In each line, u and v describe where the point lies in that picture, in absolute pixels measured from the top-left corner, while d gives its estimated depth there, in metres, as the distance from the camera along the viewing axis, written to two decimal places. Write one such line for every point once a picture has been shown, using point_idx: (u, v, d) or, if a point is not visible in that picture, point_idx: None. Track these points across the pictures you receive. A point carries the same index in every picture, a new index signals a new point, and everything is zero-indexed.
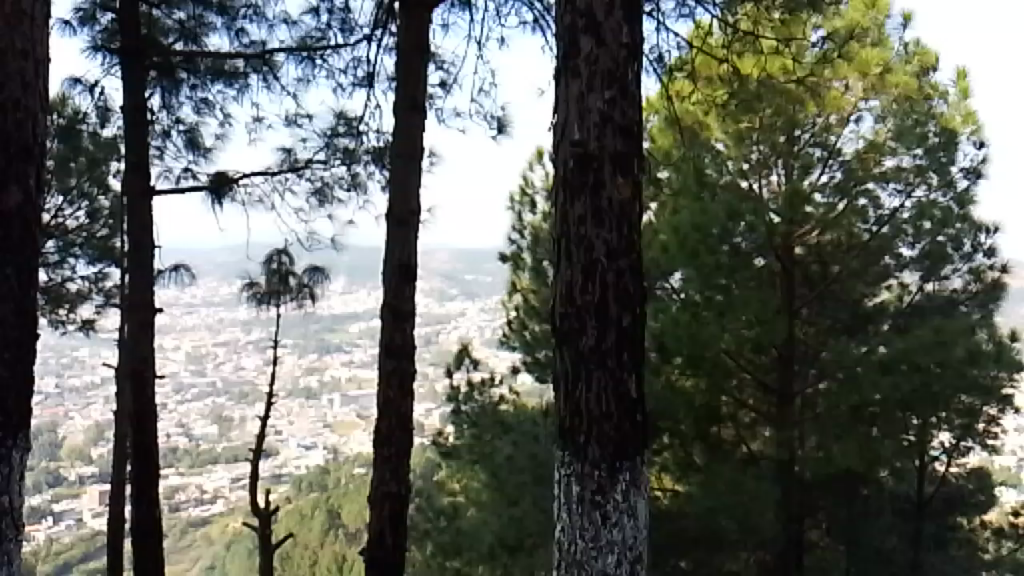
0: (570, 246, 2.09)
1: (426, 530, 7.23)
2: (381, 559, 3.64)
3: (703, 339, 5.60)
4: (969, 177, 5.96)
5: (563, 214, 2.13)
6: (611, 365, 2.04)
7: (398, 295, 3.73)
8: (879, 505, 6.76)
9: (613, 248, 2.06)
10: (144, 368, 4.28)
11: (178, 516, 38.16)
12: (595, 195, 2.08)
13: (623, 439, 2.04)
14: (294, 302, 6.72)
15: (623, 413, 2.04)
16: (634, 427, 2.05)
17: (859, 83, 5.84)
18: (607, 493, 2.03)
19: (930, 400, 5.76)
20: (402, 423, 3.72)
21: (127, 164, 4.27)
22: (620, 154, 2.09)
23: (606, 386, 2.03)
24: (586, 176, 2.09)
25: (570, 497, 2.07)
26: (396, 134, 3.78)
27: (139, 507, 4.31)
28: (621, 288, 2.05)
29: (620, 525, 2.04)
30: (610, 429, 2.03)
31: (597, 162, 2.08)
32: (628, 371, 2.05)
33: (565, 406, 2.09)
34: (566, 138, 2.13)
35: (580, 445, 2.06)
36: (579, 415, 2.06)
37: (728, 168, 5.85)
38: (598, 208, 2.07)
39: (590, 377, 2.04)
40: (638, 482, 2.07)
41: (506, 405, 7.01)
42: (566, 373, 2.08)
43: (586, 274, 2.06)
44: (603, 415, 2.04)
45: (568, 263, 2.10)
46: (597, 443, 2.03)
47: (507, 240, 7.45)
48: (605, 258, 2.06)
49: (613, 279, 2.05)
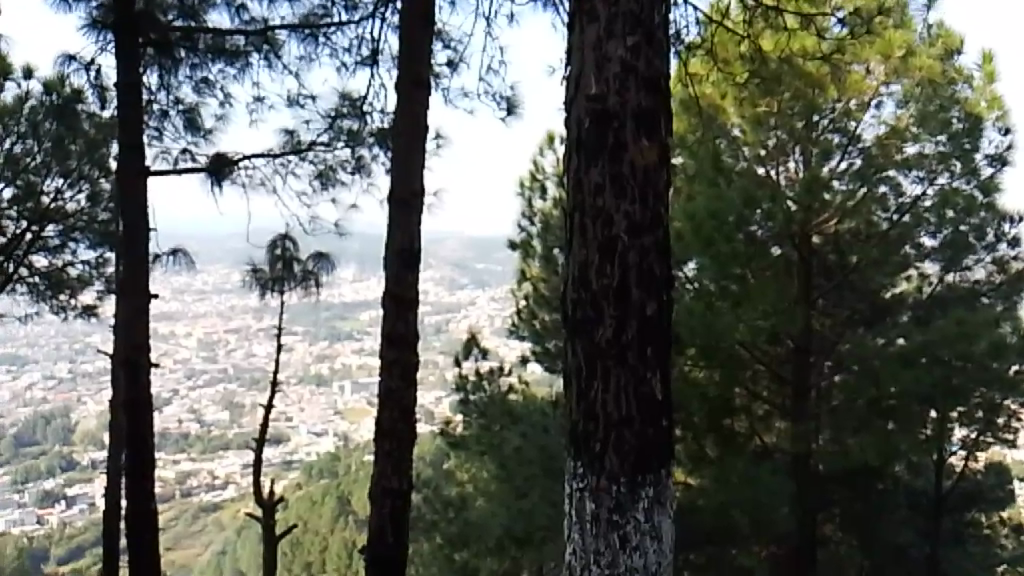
0: (586, 220, 1.90)
1: (433, 521, 7.15)
2: (382, 558, 3.53)
3: (718, 330, 5.44)
4: (994, 165, 5.83)
5: (578, 181, 1.93)
6: (632, 360, 1.85)
7: (401, 282, 3.59)
8: (895, 500, 6.61)
9: (636, 222, 1.87)
10: (138, 355, 4.15)
11: (190, 501, 38.53)
12: (614, 159, 1.88)
13: (644, 451, 1.85)
14: (298, 288, 6.62)
15: (645, 420, 1.85)
16: (658, 433, 1.86)
17: (881, 66, 5.64)
18: (626, 511, 1.84)
19: (950, 394, 5.60)
20: (404, 416, 3.58)
21: (121, 144, 4.13)
22: (644, 111, 1.89)
23: (627, 387, 1.84)
24: (605, 136, 1.89)
25: (583, 515, 1.88)
26: (398, 111, 3.65)
27: (135, 498, 4.19)
28: (644, 270, 1.86)
29: (641, 549, 1.84)
30: (630, 436, 1.84)
31: (617, 120, 1.89)
32: (652, 369, 1.86)
33: (578, 409, 1.90)
34: (581, 93, 1.94)
35: (595, 455, 1.87)
36: (594, 419, 1.87)
37: (745, 155, 5.74)
38: (617, 174, 1.87)
39: (608, 376, 1.85)
40: (662, 498, 1.87)
41: (515, 395, 6.85)
42: (579, 369, 1.90)
43: (604, 252, 1.87)
44: (623, 422, 1.84)
45: (582, 240, 1.91)
46: (615, 454, 1.84)
47: (517, 227, 7.30)
48: (627, 234, 1.86)
49: (635, 260, 1.86)
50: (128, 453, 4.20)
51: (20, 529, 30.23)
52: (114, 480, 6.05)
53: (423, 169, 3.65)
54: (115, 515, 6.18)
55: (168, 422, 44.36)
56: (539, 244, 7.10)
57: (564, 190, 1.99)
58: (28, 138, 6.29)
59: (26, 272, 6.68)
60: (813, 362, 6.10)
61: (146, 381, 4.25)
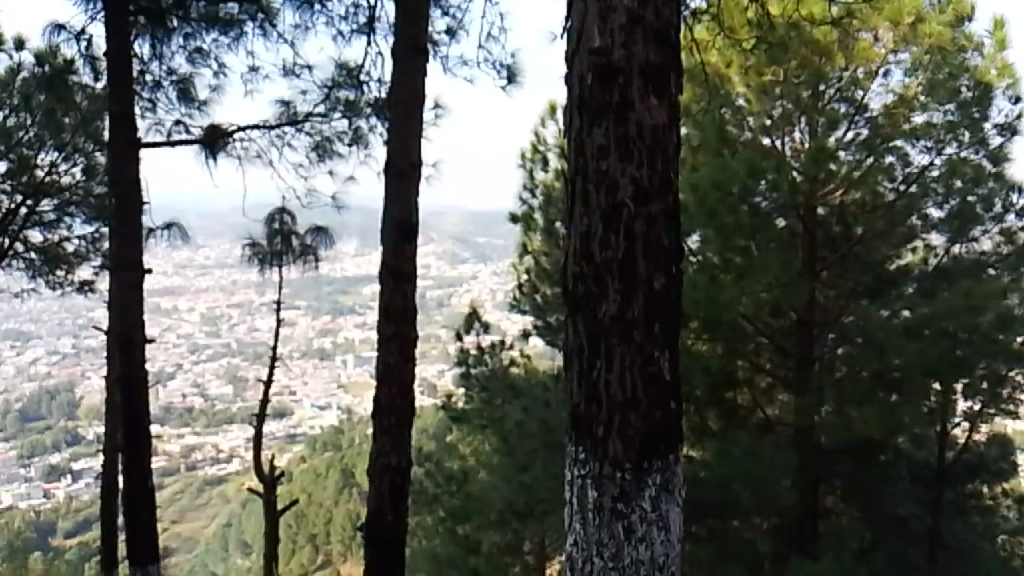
0: (589, 186, 1.81)
1: (435, 494, 7.16)
2: (380, 535, 3.50)
3: (722, 302, 5.39)
4: (1003, 134, 5.71)
5: (581, 143, 1.83)
6: (638, 339, 1.76)
7: (400, 255, 3.53)
8: (897, 472, 6.59)
9: (643, 188, 1.77)
10: (132, 331, 4.10)
11: (195, 474, 38.78)
12: (620, 119, 1.77)
13: (651, 436, 1.76)
14: (297, 262, 6.56)
15: (652, 402, 1.76)
16: (666, 416, 1.78)
17: (890, 33, 5.58)
18: (631, 501, 1.76)
19: (956, 367, 5.55)
20: (403, 391, 3.53)
21: (111, 115, 4.05)
22: (652, 67, 1.78)
23: (632, 367, 1.76)
24: (610, 94, 1.78)
25: (585, 504, 1.80)
26: (395, 80, 3.56)
27: (132, 477, 4.16)
28: (651, 241, 1.76)
29: (647, 539, 1.76)
30: (636, 420, 1.75)
31: (622, 76, 1.78)
32: (659, 348, 1.77)
33: (580, 390, 1.82)
34: (584, 47, 1.83)
35: (598, 440, 1.78)
36: (597, 401, 1.78)
37: (750, 124, 5.69)
38: (623, 136, 1.77)
39: (612, 355, 1.76)
40: (669, 486, 1.79)
41: (517, 368, 6.84)
42: (582, 347, 1.81)
43: (608, 221, 1.77)
44: (628, 404, 1.76)
45: (585, 209, 1.81)
46: (619, 439, 1.76)
47: (518, 199, 7.25)
48: (633, 201, 1.76)
49: (641, 229, 1.76)
50: (124, 430, 4.16)
51: (27, 502, 30.46)
52: (112, 457, 6.04)
53: (421, 140, 3.57)
54: (114, 491, 6.16)
55: (172, 396, 44.53)
56: (540, 217, 7.02)
57: (565, 153, 1.89)
58: (20, 111, 6.17)
59: (22, 247, 6.69)
60: (818, 335, 6.02)
61: (142, 358, 4.21)
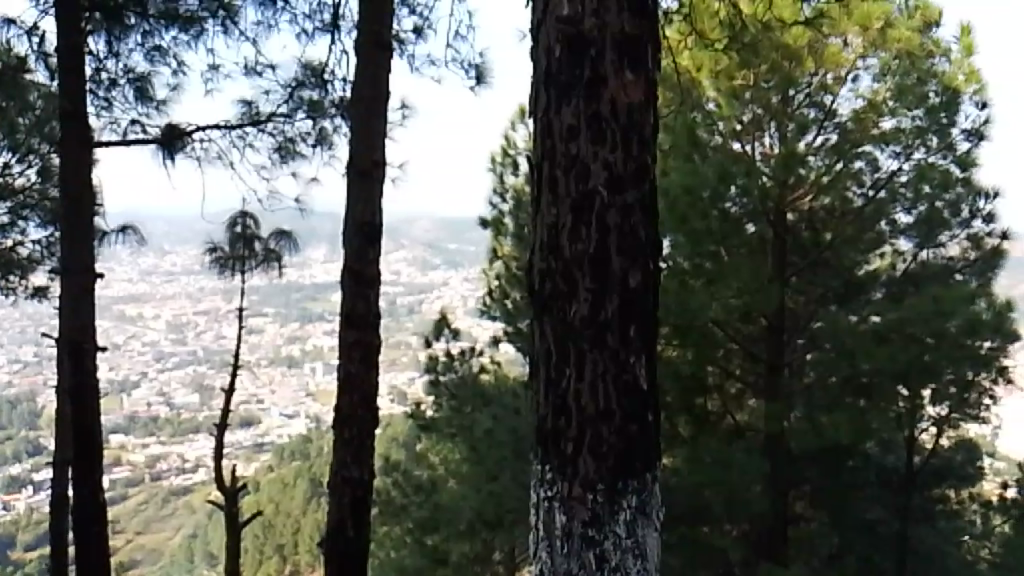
0: (557, 171, 1.71)
1: (402, 504, 7.04)
2: (341, 551, 3.38)
3: (692, 307, 5.36)
4: (971, 140, 5.75)
5: (548, 124, 1.74)
6: (611, 343, 1.67)
7: (361, 257, 3.43)
8: (866, 477, 6.58)
9: (616, 175, 1.68)
10: (82, 338, 3.96)
11: (159, 485, 38.15)
12: (592, 96, 1.68)
13: (625, 453, 1.68)
14: (259, 268, 6.39)
15: (627, 414, 1.68)
16: (641, 429, 1.69)
17: (859, 38, 5.63)
18: (604, 525, 1.67)
19: (925, 372, 5.55)
20: (365, 400, 3.42)
21: (62, 113, 3.92)
22: (627, 38, 1.69)
23: (605, 375, 1.67)
24: (580, 67, 1.69)
25: (553, 529, 1.71)
26: (359, 77, 3.46)
27: (81, 492, 4.00)
28: (626, 233, 1.68)
29: (621, 568, 1.67)
30: (609, 435, 1.67)
31: (594, 48, 1.68)
32: (634, 353, 1.69)
33: (549, 402, 1.72)
34: (552, 15, 1.73)
35: (567, 458, 1.69)
36: (567, 413, 1.69)
37: (720, 130, 5.62)
38: (595, 115, 1.68)
39: (583, 362, 1.67)
40: (646, 508, 1.71)
41: (487, 375, 6.80)
42: (550, 353, 1.72)
43: (579, 213, 1.68)
44: (600, 417, 1.67)
45: (553, 198, 1.72)
46: (590, 457, 1.67)
47: (489, 204, 7.19)
48: (606, 189, 1.67)
49: (615, 221, 1.67)
50: (74, 442, 4.01)
51: None
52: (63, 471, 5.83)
53: (384, 139, 3.48)
54: (66, 504, 5.96)
55: (136, 404, 43.76)
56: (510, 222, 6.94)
57: (531, 135, 1.80)
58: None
59: None
60: (786, 340, 6.03)
61: (93, 366, 4.06)
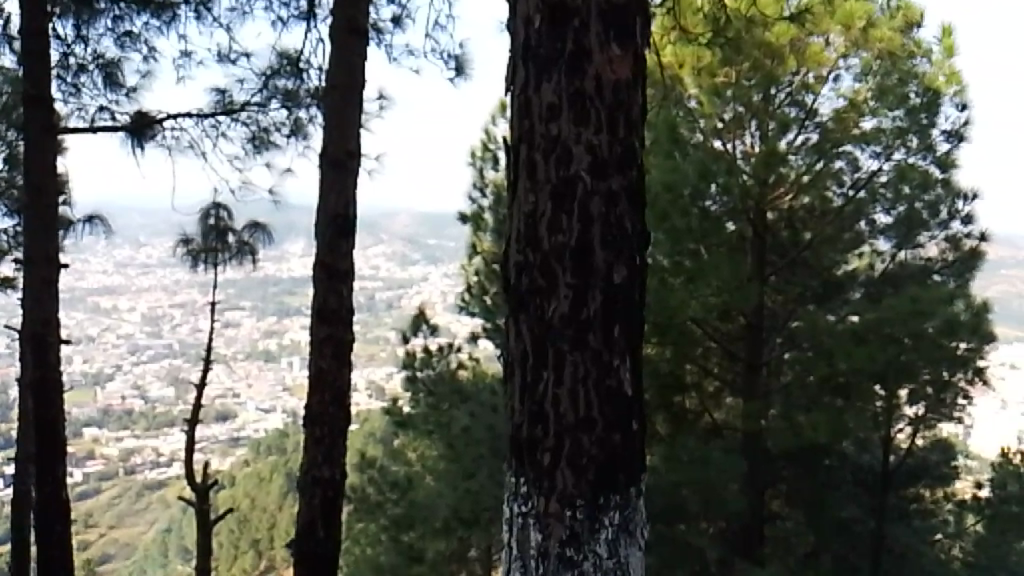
0: (536, 155, 1.63)
1: (378, 502, 6.96)
2: (310, 552, 3.30)
3: (671, 306, 5.34)
4: (951, 141, 5.76)
5: (527, 102, 1.66)
6: (594, 344, 1.59)
7: (334, 251, 3.35)
8: (841, 476, 6.58)
9: (600, 159, 1.60)
10: (45, 331, 3.85)
11: (133, 479, 37.78)
12: (575, 73, 1.60)
13: (607, 465, 1.60)
14: (233, 261, 6.29)
15: (610, 423, 1.60)
16: (625, 439, 1.62)
17: (841, 38, 5.64)
18: (583, 545, 1.60)
19: (902, 372, 5.55)
20: (336, 398, 3.34)
21: (26, 98, 3.81)
22: (613, 10, 1.61)
23: (587, 380, 1.59)
24: (562, 40, 1.61)
25: (528, 548, 1.63)
26: (332, 63, 3.39)
27: (43, 490, 3.89)
28: (610, 223, 1.60)
29: None
30: (590, 445, 1.59)
31: (577, 19, 1.61)
32: (618, 356, 1.61)
33: (524, 408, 1.64)
34: None
35: (544, 470, 1.61)
36: (544, 421, 1.61)
37: (701, 127, 5.57)
38: (577, 93, 1.60)
39: (563, 365, 1.60)
40: (630, 525, 1.63)
41: (465, 372, 6.72)
42: (526, 355, 1.64)
43: (560, 202, 1.61)
44: (581, 426, 1.59)
45: (532, 185, 1.64)
46: (569, 469, 1.59)
47: (468, 198, 7.13)
48: (589, 175, 1.60)
49: (599, 211, 1.60)
50: (36, 438, 3.90)
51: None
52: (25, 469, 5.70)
53: (360, 129, 3.40)
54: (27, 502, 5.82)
55: (111, 397, 43.28)
56: (489, 217, 6.88)
57: (508, 114, 1.71)
58: None
59: None
60: (765, 338, 5.99)
61: (57, 360, 3.95)
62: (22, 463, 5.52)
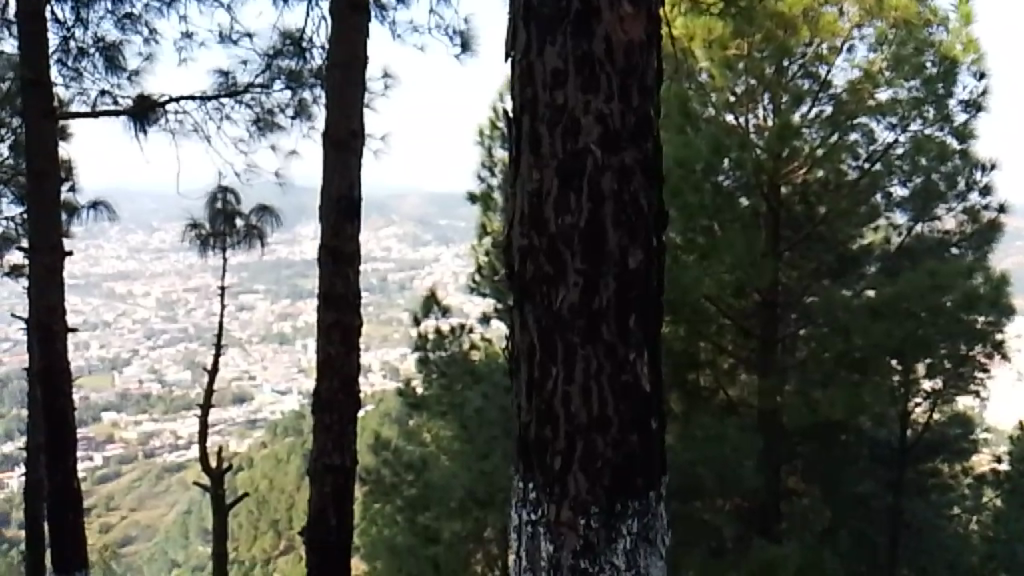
0: (541, 127, 1.57)
1: (392, 484, 6.96)
2: (322, 540, 3.29)
3: (684, 284, 5.28)
4: (968, 111, 5.64)
5: (530, 71, 1.59)
6: (606, 335, 1.53)
7: (339, 235, 3.30)
8: (858, 453, 6.52)
9: (610, 131, 1.54)
10: (52, 320, 3.84)
11: (153, 462, 38.19)
12: (582, 36, 1.54)
13: (623, 469, 1.54)
14: (242, 245, 6.26)
15: (625, 423, 1.54)
16: (643, 439, 1.55)
17: (855, 8, 5.52)
18: (599, 556, 1.53)
19: (920, 347, 5.47)
20: (345, 384, 3.31)
21: (26, 84, 3.77)
22: None
23: (600, 374, 1.53)
24: (567, 2, 1.55)
25: (539, 559, 1.56)
26: (333, 40, 3.32)
27: (55, 478, 3.90)
28: (623, 202, 1.54)
29: None
30: (605, 447, 1.53)
31: None
32: (634, 350, 1.55)
33: (533, 405, 1.58)
34: None
35: (555, 475, 1.55)
36: (555, 420, 1.55)
37: (713, 101, 5.48)
38: (583, 57, 1.54)
39: (574, 358, 1.54)
40: (650, 534, 1.56)
41: (478, 353, 6.65)
42: (535, 348, 1.57)
43: (568, 182, 1.55)
44: (594, 426, 1.53)
45: (537, 163, 1.58)
46: (582, 475, 1.53)
47: (477, 178, 7.06)
48: (599, 148, 1.54)
49: (611, 189, 1.54)
50: (45, 427, 3.89)
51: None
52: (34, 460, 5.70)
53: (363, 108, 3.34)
54: (38, 492, 5.83)
55: (128, 382, 43.58)
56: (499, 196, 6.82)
57: (509, 83, 1.65)
58: None
59: None
60: (780, 314, 5.92)
61: (64, 349, 3.94)
62: (32, 452, 5.52)
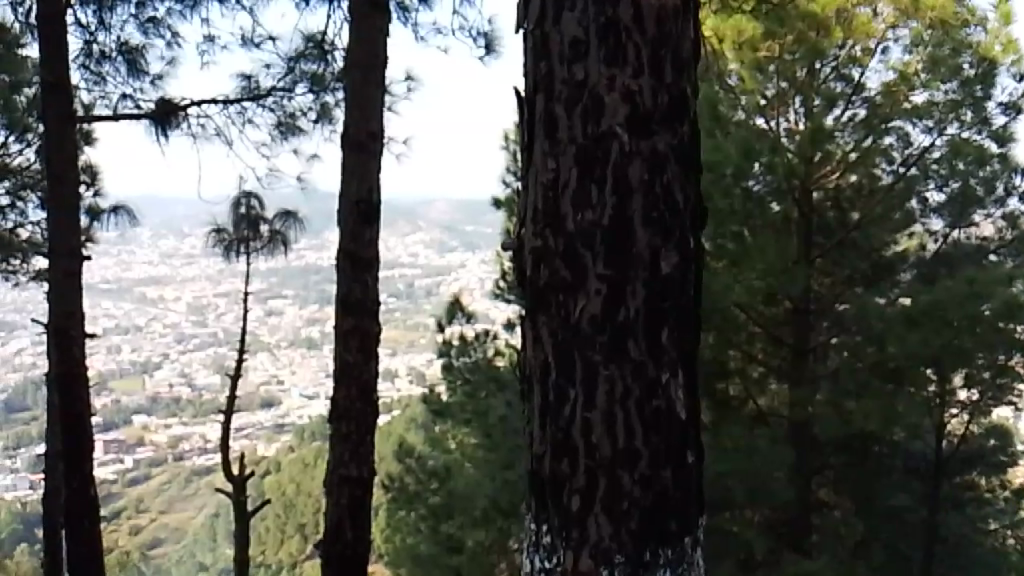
0: (558, 107, 1.49)
1: (415, 492, 6.90)
2: (338, 553, 3.22)
3: (712, 291, 5.16)
4: (1007, 113, 5.42)
5: (546, 44, 1.52)
6: (635, 354, 1.45)
7: (358, 240, 3.24)
8: (891, 465, 6.34)
9: (638, 113, 1.45)
10: (69, 325, 3.82)
11: (182, 465, 38.53)
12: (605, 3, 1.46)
13: (654, 510, 1.45)
14: (265, 250, 6.24)
15: (657, 457, 1.45)
16: (677, 477, 1.46)
17: (890, 8, 5.40)
18: None
19: (958, 356, 5.28)
20: (363, 392, 3.25)
21: (45, 87, 3.77)
22: None
23: (627, 400, 1.45)
24: None
25: None
26: (353, 41, 3.27)
27: (71, 487, 3.86)
28: (654, 195, 1.45)
29: None
30: (633, 485, 1.44)
31: None
32: (667, 371, 1.46)
33: (552, 432, 1.49)
34: None
35: (575, 517, 1.46)
36: (576, 450, 1.46)
37: (743, 104, 5.39)
38: (608, 25, 1.45)
39: (597, 377, 1.45)
40: None
41: (502, 360, 6.56)
42: (555, 368, 1.49)
43: (588, 174, 1.46)
44: (620, 461, 1.44)
45: (554, 152, 1.50)
46: (605, 519, 1.44)
47: (502, 183, 7.01)
48: (626, 131, 1.45)
49: (639, 180, 1.45)
50: (64, 434, 3.87)
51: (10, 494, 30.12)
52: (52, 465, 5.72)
53: (382, 108, 3.29)
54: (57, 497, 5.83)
55: (158, 385, 43.99)
56: None
57: (523, 57, 1.57)
58: None
59: None
60: (811, 322, 5.77)
61: (82, 354, 3.92)
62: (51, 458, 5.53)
